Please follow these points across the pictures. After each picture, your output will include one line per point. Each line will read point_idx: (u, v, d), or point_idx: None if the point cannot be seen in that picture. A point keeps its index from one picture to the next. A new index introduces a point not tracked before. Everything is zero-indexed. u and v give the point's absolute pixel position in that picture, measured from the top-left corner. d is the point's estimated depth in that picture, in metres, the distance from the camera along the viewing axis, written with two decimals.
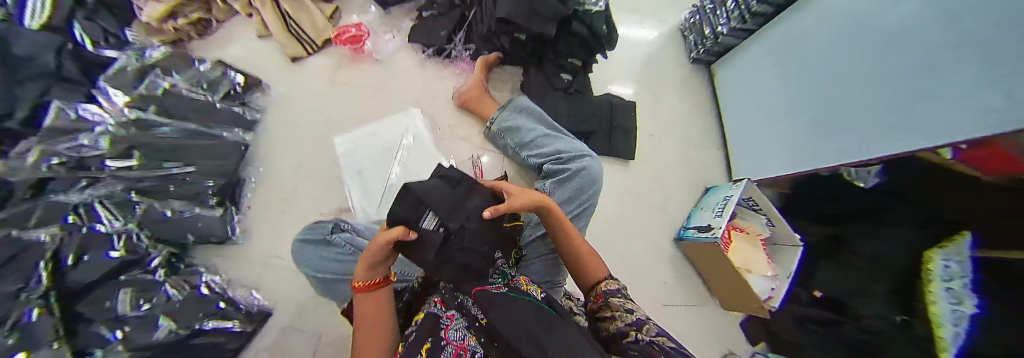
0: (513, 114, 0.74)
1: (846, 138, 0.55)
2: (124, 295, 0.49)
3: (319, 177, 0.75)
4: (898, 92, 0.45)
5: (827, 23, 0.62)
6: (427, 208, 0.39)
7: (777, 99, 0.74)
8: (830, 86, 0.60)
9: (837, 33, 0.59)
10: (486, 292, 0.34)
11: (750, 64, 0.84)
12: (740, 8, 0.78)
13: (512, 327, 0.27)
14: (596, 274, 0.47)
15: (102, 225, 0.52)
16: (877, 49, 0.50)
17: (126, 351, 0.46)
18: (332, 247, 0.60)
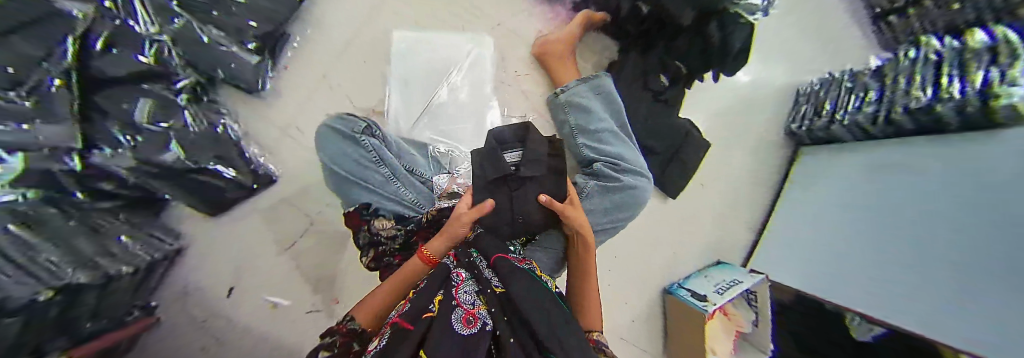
0: (589, 93, 0.65)
1: (892, 289, 0.50)
2: (144, 105, 0.46)
3: (365, 68, 0.69)
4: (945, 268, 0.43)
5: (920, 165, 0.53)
6: (503, 187, 0.40)
7: (841, 212, 0.65)
8: (894, 227, 0.52)
9: (925, 184, 0.50)
10: (507, 261, 0.31)
11: (832, 164, 0.72)
12: (880, 102, 0.62)
13: (532, 303, 0.24)
14: (592, 322, 0.38)
15: (137, 25, 0.46)
16: (951, 230, 0.43)
17: (132, 159, 0.42)
18: (358, 149, 0.52)
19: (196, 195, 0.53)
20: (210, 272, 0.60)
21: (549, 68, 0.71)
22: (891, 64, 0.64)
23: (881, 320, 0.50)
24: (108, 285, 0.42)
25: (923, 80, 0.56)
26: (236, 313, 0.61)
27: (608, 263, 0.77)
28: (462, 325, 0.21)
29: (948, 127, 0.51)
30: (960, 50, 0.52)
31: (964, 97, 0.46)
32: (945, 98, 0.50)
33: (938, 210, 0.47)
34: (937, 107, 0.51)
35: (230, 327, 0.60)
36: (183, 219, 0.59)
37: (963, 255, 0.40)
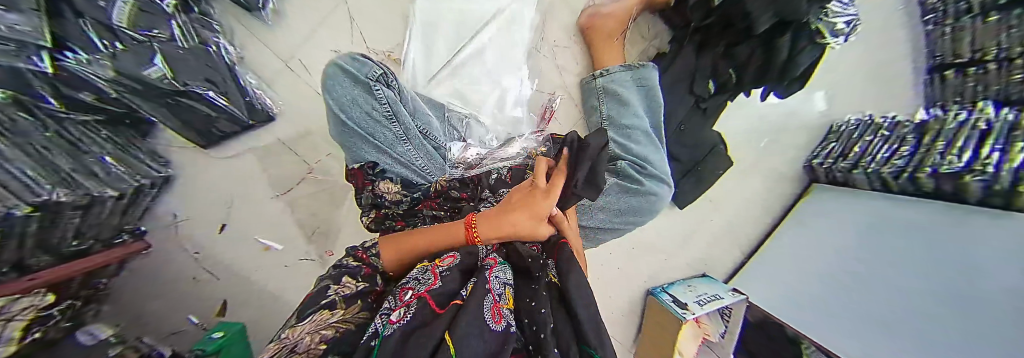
0: (630, 83, 0.59)
1: (869, 342, 0.52)
2: (123, 6, 0.38)
3: (385, 4, 0.59)
4: (900, 323, 0.48)
5: (912, 225, 0.54)
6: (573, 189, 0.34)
7: (824, 248, 0.68)
8: (867, 272, 0.57)
9: (925, 251, 0.49)
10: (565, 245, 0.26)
11: (830, 202, 0.73)
12: (907, 157, 0.58)
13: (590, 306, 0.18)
14: None
15: None
16: (925, 297, 0.46)
17: (112, 69, 0.37)
18: (371, 101, 0.44)
19: (179, 119, 0.48)
20: (200, 205, 0.58)
21: (592, 45, 0.64)
22: (936, 121, 0.60)
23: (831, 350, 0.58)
24: (90, 208, 0.39)
25: (963, 146, 0.51)
26: (228, 249, 0.60)
27: (599, 258, 0.80)
28: (492, 317, 0.15)
29: (969, 198, 0.46)
30: (1013, 122, 0.47)
31: (996, 174, 0.41)
32: (977, 168, 0.44)
33: (924, 280, 0.47)
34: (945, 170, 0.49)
35: (221, 262, 0.60)
36: (171, 147, 0.55)
37: (942, 329, 0.42)
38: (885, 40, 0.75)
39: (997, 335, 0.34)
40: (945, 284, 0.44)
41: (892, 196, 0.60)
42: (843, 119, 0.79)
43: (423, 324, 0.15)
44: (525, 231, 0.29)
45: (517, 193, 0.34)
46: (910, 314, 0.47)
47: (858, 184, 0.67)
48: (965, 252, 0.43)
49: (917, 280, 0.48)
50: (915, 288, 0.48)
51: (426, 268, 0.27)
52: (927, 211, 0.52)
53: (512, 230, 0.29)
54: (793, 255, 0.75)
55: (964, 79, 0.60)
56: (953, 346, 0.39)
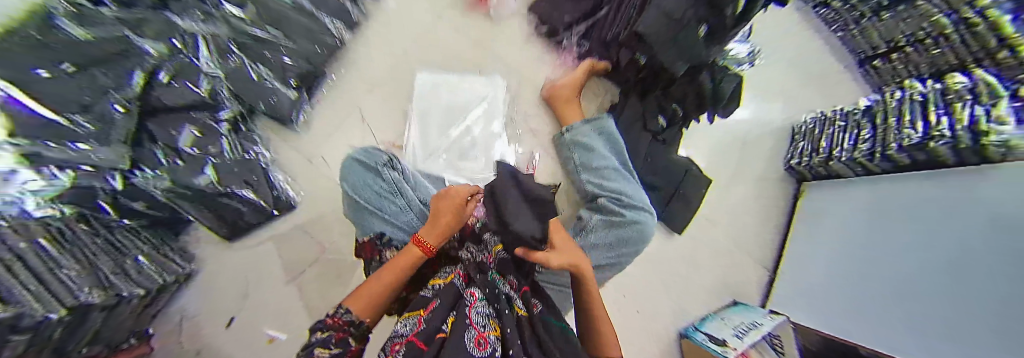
0: (592, 132, 0.70)
1: (901, 326, 0.48)
2: (188, 133, 0.52)
3: (390, 104, 0.75)
4: (935, 303, 0.44)
5: (920, 204, 0.53)
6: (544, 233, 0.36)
7: (844, 248, 0.65)
8: (889, 261, 0.54)
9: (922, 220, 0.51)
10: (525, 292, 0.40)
11: (830, 203, 0.74)
12: (875, 140, 0.64)
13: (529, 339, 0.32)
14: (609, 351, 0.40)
15: (200, 64, 0.54)
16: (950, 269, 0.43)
17: (169, 182, 0.46)
18: (380, 180, 0.55)
19: (209, 210, 0.53)
20: (215, 301, 0.59)
21: (556, 109, 0.77)
22: (880, 105, 0.67)
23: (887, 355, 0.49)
24: (116, 307, 0.41)
25: (912, 118, 0.58)
26: (234, 347, 0.58)
27: (615, 301, 0.76)
28: (476, 347, 0.29)
29: (947, 161, 0.51)
30: (943, 90, 0.56)
31: (956, 134, 0.47)
32: (937, 134, 0.51)
33: (941, 253, 0.46)
34: (927, 143, 0.52)
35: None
36: (198, 242, 0.60)
37: (961, 291, 0.41)
38: (820, 53, 0.90)
39: (1006, 277, 0.34)
40: (948, 244, 0.45)
41: (876, 177, 0.66)
42: (799, 123, 0.87)
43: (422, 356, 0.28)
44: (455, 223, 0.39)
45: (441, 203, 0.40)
46: (927, 288, 0.46)
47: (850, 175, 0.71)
48: (965, 210, 0.44)
49: (925, 250, 0.48)
50: (929, 256, 0.47)
51: (412, 318, 0.36)
52: (926, 177, 0.55)
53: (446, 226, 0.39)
54: (813, 262, 0.73)
55: (891, 64, 0.76)
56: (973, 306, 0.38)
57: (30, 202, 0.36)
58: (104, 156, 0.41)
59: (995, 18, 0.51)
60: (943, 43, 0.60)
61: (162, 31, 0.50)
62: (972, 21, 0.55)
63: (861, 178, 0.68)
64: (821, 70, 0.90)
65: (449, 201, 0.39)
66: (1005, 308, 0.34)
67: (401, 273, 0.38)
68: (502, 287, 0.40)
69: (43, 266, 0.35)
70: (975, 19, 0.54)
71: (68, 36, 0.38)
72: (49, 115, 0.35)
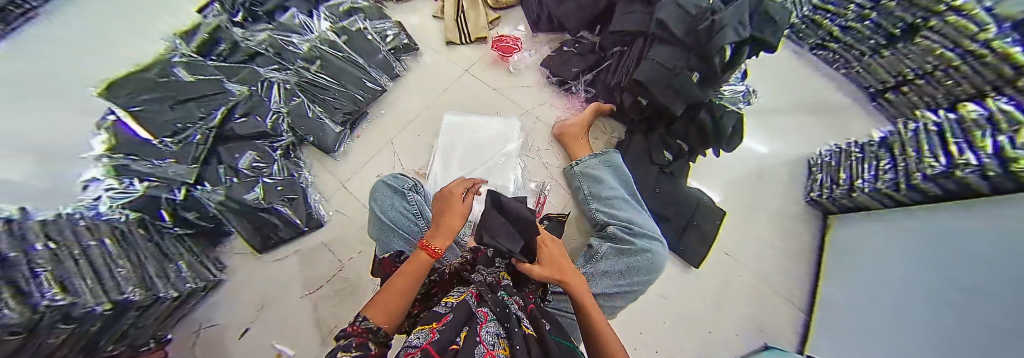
0: (601, 165, 0.75)
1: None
2: (249, 155, 0.62)
3: (419, 140, 0.84)
4: (936, 321, 0.43)
5: (936, 230, 0.52)
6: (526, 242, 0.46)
7: (874, 284, 0.61)
8: (908, 290, 0.52)
9: (940, 248, 0.49)
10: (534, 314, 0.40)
11: (862, 239, 0.71)
12: (897, 171, 0.64)
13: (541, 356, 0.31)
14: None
15: (271, 101, 0.67)
16: (952, 289, 0.43)
17: (223, 195, 0.56)
18: (405, 202, 0.60)
19: (245, 221, 0.59)
20: (233, 313, 0.60)
21: (566, 145, 0.84)
22: (895, 137, 0.68)
23: None
24: (150, 307, 0.43)
25: (930, 148, 0.58)
26: None
27: (631, 340, 0.72)
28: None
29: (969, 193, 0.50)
30: (957, 119, 0.57)
31: (982, 162, 0.46)
32: (960, 163, 0.50)
33: (949, 275, 0.45)
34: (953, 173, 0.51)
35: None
36: (232, 253, 0.64)
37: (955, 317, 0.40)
38: (825, 91, 0.97)
39: (1005, 284, 0.34)
40: (956, 266, 0.44)
41: (906, 207, 0.63)
42: (814, 154, 0.90)
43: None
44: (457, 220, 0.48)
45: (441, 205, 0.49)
46: (932, 314, 0.45)
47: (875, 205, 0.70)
48: (974, 234, 0.44)
49: (941, 276, 0.46)
50: (944, 281, 0.45)
51: (425, 330, 0.33)
52: (950, 205, 0.52)
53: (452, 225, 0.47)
54: (846, 301, 0.67)
55: (905, 96, 0.80)
56: (967, 321, 0.38)
57: (104, 207, 0.44)
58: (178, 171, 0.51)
59: (1004, 49, 0.55)
60: (954, 74, 0.65)
61: (246, 79, 0.66)
62: (978, 53, 0.59)
63: (891, 209, 0.66)
64: (829, 105, 0.95)
65: (444, 197, 0.50)
66: (995, 312, 0.34)
67: (416, 278, 0.41)
68: (510, 305, 0.41)
69: (101, 262, 0.38)
70: (980, 51, 0.59)
71: (178, 78, 0.57)
72: (146, 136, 0.50)
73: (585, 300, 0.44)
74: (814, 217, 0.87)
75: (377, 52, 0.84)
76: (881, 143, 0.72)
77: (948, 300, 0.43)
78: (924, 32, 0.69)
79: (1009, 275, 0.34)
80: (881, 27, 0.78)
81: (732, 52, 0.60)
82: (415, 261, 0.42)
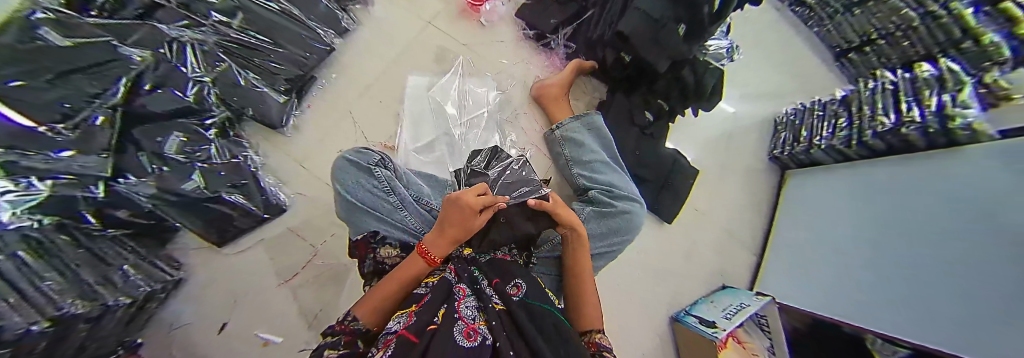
0: (582, 129, 0.73)
1: (909, 310, 0.52)
2: (174, 139, 0.51)
3: (382, 107, 0.75)
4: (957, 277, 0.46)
5: (917, 189, 0.58)
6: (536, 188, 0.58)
7: (839, 235, 0.71)
8: (897, 248, 0.58)
9: (919, 214, 0.55)
10: (501, 285, 0.39)
11: (823, 192, 0.79)
12: (851, 129, 0.75)
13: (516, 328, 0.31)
14: (589, 322, 0.44)
15: (185, 69, 0.53)
16: (972, 250, 0.45)
17: (154, 187, 0.45)
18: (371, 178, 0.56)
19: (194, 219, 0.52)
20: (209, 308, 0.59)
21: (546, 108, 0.79)
22: (855, 94, 0.78)
23: (900, 339, 0.51)
24: (100, 318, 0.40)
25: (884, 106, 0.70)
26: (229, 351, 0.59)
27: (611, 291, 0.78)
28: (464, 338, 0.27)
29: None
30: (912, 78, 0.68)
31: (926, 120, 0.59)
32: (908, 120, 0.62)
33: (963, 233, 0.47)
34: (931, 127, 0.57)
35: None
36: (188, 249, 0.60)
37: (970, 294, 0.43)
38: (794, 48, 1.00)
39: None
40: (972, 226, 0.46)
41: (881, 158, 0.69)
42: (779, 113, 0.95)
43: (410, 351, 0.25)
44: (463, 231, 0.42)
45: (453, 212, 0.41)
46: (953, 271, 0.47)
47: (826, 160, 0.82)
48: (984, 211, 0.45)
49: (927, 247, 0.52)
50: (937, 255, 0.50)
51: (403, 315, 0.33)
52: (922, 176, 0.58)
53: (457, 235, 0.41)
54: (810, 248, 0.77)
55: (864, 56, 0.87)
56: (994, 306, 0.39)
57: (5, 216, 0.32)
58: (89, 165, 0.38)
59: None
60: (912, 35, 0.73)
61: (144, 44, 0.48)
62: (937, 14, 0.68)
63: (840, 163, 0.78)
64: (798, 64, 0.99)
65: (461, 210, 0.41)
66: None
67: (409, 282, 0.39)
68: (484, 279, 0.41)
69: (23, 280, 0.32)
70: (939, 11, 0.68)
71: (50, 43, 0.36)
72: (30, 125, 0.31)
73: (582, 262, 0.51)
74: (769, 171, 0.95)
75: (316, 2, 0.70)
76: (840, 102, 0.81)
77: (947, 275, 0.48)
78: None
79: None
80: None
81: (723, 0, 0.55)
82: (409, 265, 0.40)
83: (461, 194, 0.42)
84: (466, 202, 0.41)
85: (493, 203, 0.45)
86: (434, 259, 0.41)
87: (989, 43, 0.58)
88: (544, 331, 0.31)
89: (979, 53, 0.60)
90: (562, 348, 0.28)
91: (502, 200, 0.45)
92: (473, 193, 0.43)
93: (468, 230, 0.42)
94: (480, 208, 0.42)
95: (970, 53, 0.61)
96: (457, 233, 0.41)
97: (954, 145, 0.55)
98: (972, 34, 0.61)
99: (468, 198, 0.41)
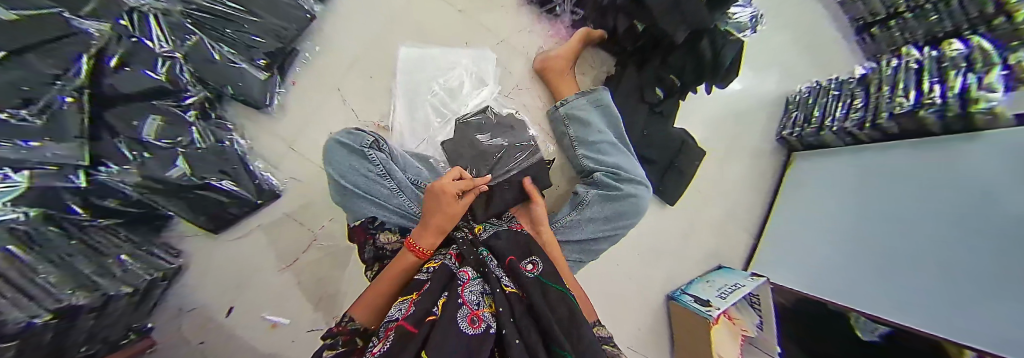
0: (588, 105, 0.68)
1: (897, 293, 0.54)
2: (152, 122, 0.48)
3: (374, 84, 0.70)
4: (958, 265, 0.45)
5: (919, 173, 0.57)
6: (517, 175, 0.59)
7: (836, 217, 0.70)
8: (892, 236, 0.58)
9: (922, 203, 0.54)
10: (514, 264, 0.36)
11: (828, 172, 0.77)
12: (867, 109, 0.69)
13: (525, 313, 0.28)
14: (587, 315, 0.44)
15: (152, 43, 0.48)
16: (966, 239, 0.45)
17: (139, 176, 0.45)
18: (365, 162, 0.52)
19: (184, 207, 0.52)
20: (214, 292, 0.61)
21: (551, 83, 0.73)
22: (875, 73, 0.71)
23: (888, 320, 0.54)
24: (107, 307, 0.40)
25: (904, 87, 0.62)
26: (241, 330, 0.62)
27: (610, 272, 0.80)
28: (467, 324, 0.25)
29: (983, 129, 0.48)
30: (938, 57, 0.59)
31: (946, 101, 0.53)
32: (928, 103, 0.56)
33: (962, 218, 0.47)
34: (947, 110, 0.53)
35: (245, 341, 0.62)
36: (183, 237, 0.60)
37: (968, 283, 0.43)
38: (814, 20, 0.91)
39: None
40: (978, 215, 0.45)
41: (898, 140, 0.64)
42: (795, 91, 0.89)
43: (410, 340, 0.23)
44: (449, 218, 0.41)
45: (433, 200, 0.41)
46: (953, 260, 0.46)
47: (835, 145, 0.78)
48: (991, 202, 0.43)
49: (922, 233, 0.52)
50: (935, 247, 0.50)
51: (405, 303, 0.31)
52: (929, 160, 0.56)
53: (444, 224, 0.41)
54: (811, 229, 0.76)
55: (889, 31, 0.78)
56: (995, 296, 0.39)
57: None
58: (63, 152, 0.35)
59: None
60: (942, 8, 0.64)
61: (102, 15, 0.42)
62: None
63: (848, 147, 0.74)
64: (815, 39, 0.91)
65: (438, 194, 0.41)
66: None
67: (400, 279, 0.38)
68: (492, 262, 0.38)
69: (11, 274, 0.32)
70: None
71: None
72: None
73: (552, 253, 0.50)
74: (779, 150, 0.91)
75: None
76: (858, 83, 0.75)
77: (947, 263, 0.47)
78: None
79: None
80: None
81: None
82: (400, 259, 0.39)
83: (437, 183, 0.41)
84: (446, 188, 0.41)
85: (473, 188, 0.45)
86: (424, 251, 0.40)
87: (1023, 21, 0.51)
88: (555, 312, 0.28)
89: (1010, 32, 0.53)
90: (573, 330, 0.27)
91: (481, 182, 0.45)
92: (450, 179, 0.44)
93: (450, 215, 0.41)
94: (458, 191, 0.42)
95: (1000, 31, 0.54)
96: (442, 221, 0.41)
97: (973, 130, 0.52)
98: (1006, 9, 0.54)
99: (448, 183, 0.42)
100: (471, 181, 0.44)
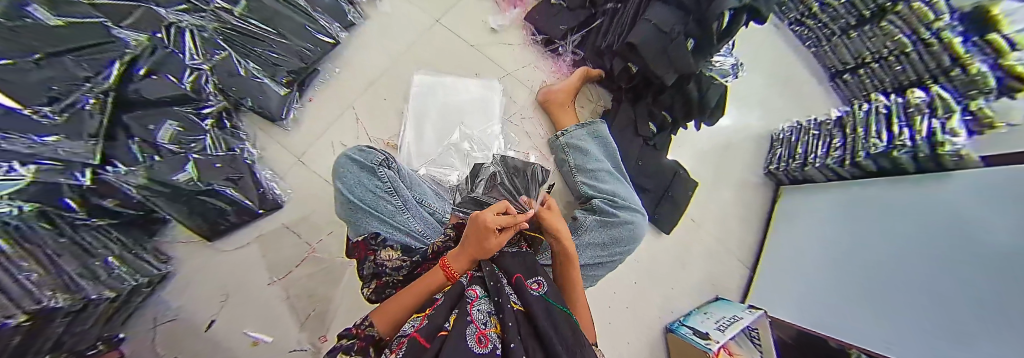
0: (587, 137, 0.73)
1: (895, 331, 0.53)
2: (168, 127, 0.50)
3: (386, 104, 0.74)
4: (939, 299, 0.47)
5: (907, 210, 0.59)
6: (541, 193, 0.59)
7: (825, 252, 0.73)
8: (868, 270, 0.61)
9: (899, 242, 0.58)
10: (522, 282, 0.36)
11: (816, 210, 0.81)
12: (845, 148, 0.75)
13: (529, 331, 0.28)
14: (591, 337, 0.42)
15: (183, 55, 0.52)
16: (942, 273, 0.48)
17: (144, 177, 0.43)
18: (374, 179, 0.53)
19: (185, 211, 0.51)
20: (197, 302, 0.58)
21: (551, 112, 0.79)
22: (850, 116, 0.78)
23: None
24: (82, 312, 0.37)
25: (877, 129, 0.69)
26: (218, 347, 0.58)
27: (607, 300, 0.79)
28: (476, 344, 0.24)
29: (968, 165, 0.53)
30: (904, 103, 0.68)
31: (916, 144, 0.60)
32: (899, 144, 0.62)
33: (940, 257, 0.49)
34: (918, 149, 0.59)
35: None
36: (176, 243, 0.58)
37: (948, 317, 0.45)
38: (790, 67, 1.02)
39: (997, 315, 0.38)
40: (952, 252, 0.48)
41: (876, 177, 0.71)
42: (776, 131, 0.97)
43: (420, 355, 0.23)
44: (482, 249, 0.38)
45: (472, 231, 0.39)
46: (931, 296, 0.48)
47: (822, 179, 0.83)
48: (966, 238, 0.47)
49: (907, 270, 0.54)
50: (914, 283, 0.52)
51: (417, 319, 0.31)
52: (911, 199, 0.60)
53: (476, 253, 0.39)
54: (799, 262, 0.79)
55: (859, 78, 0.88)
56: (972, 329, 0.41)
57: None
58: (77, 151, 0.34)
59: (947, 39, 0.65)
60: (903, 60, 0.74)
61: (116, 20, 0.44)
62: (928, 42, 0.68)
63: (834, 182, 0.79)
64: (791, 84, 1.01)
65: (477, 228, 0.38)
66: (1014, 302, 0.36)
67: (424, 296, 0.38)
68: (504, 276, 0.38)
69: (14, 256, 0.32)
70: (930, 40, 0.68)
71: (38, 21, 0.34)
72: (15, 107, 0.29)
73: (575, 277, 0.47)
74: (766, 187, 0.96)
75: None
76: (836, 122, 0.81)
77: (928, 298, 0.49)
78: (889, 17, 0.75)
79: (1000, 311, 0.37)
80: (856, 8, 0.82)
81: (730, 19, 0.55)
82: (431, 275, 0.40)
83: (483, 215, 0.38)
84: (488, 223, 0.38)
85: (516, 223, 0.41)
86: (456, 275, 0.40)
87: (977, 73, 0.60)
88: (559, 330, 0.28)
89: (968, 82, 0.61)
90: (576, 346, 0.26)
91: (524, 219, 0.41)
92: (493, 212, 0.40)
93: (484, 249, 0.38)
94: (499, 227, 0.38)
95: (959, 81, 0.63)
96: (477, 251, 0.39)
97: (943, 169, 0.58)
98: (961, 63, 0.62)
99: (490, 216, 0.38)
100: (514, 218, 0.40)
